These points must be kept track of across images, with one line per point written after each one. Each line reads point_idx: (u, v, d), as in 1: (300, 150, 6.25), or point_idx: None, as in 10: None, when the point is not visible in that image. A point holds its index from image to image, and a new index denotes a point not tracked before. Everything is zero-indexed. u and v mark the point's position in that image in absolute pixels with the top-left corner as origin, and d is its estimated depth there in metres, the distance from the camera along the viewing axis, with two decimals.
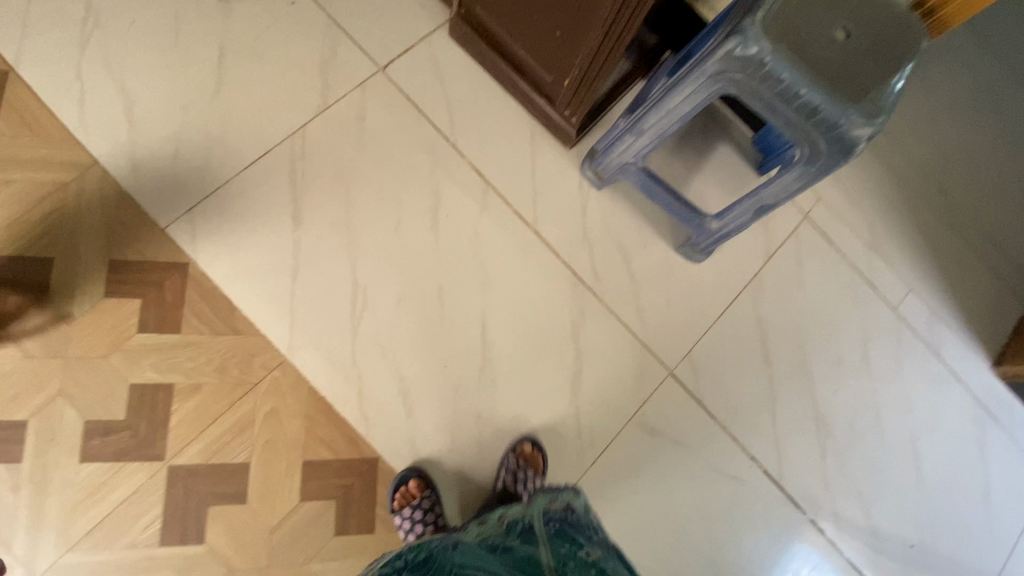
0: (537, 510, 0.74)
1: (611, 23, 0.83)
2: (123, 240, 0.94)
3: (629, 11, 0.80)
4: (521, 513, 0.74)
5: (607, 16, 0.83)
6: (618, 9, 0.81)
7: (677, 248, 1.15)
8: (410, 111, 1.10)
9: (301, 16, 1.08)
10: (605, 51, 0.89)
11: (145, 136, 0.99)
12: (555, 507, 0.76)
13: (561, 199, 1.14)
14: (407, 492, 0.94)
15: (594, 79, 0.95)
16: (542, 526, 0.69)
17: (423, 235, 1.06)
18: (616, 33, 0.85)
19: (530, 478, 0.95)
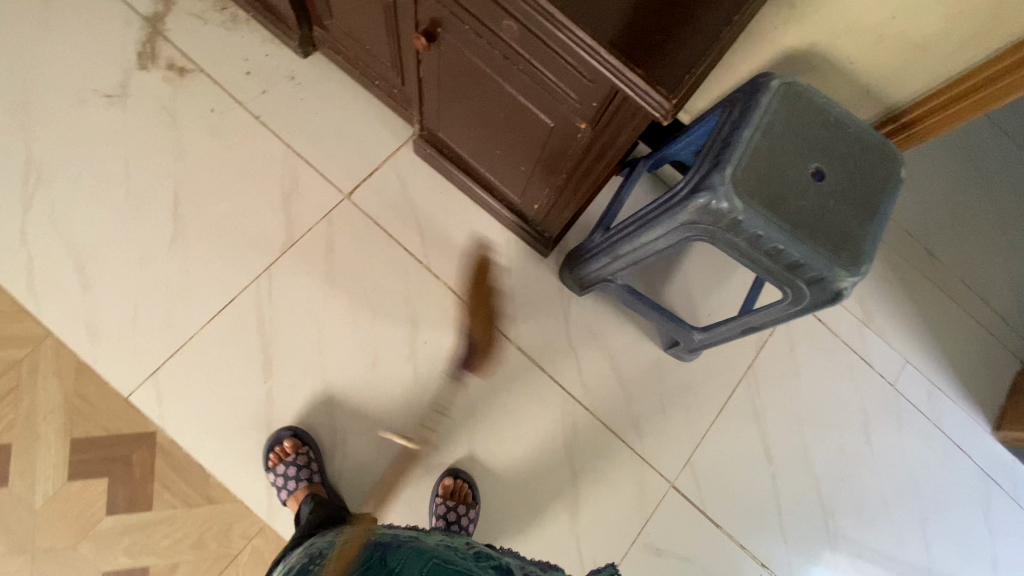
0: (514, 560, 0.69)
1: (572, 177, 0.80)
2: (85, 415, 0.90)
3: (589, 171, 0.77)
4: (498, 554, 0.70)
5: (568, 171, 0.80)
6: (577, 169, 0.78)
7: (665, 349, 1.11)
8: (379, 236, 1.06)
9: (259, 148, 1.05)
10: (570, 193, 0.86)
11: (100, 298, 0.94)
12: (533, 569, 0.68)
13: (542, 310, 1.09)
14: (281, 450, 0.92)
15: (564, 210, 0.92)
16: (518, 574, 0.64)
17: (403, 367, 1.02)
18: (578, 183, 0.81)
19: (464, 511, 0.94)
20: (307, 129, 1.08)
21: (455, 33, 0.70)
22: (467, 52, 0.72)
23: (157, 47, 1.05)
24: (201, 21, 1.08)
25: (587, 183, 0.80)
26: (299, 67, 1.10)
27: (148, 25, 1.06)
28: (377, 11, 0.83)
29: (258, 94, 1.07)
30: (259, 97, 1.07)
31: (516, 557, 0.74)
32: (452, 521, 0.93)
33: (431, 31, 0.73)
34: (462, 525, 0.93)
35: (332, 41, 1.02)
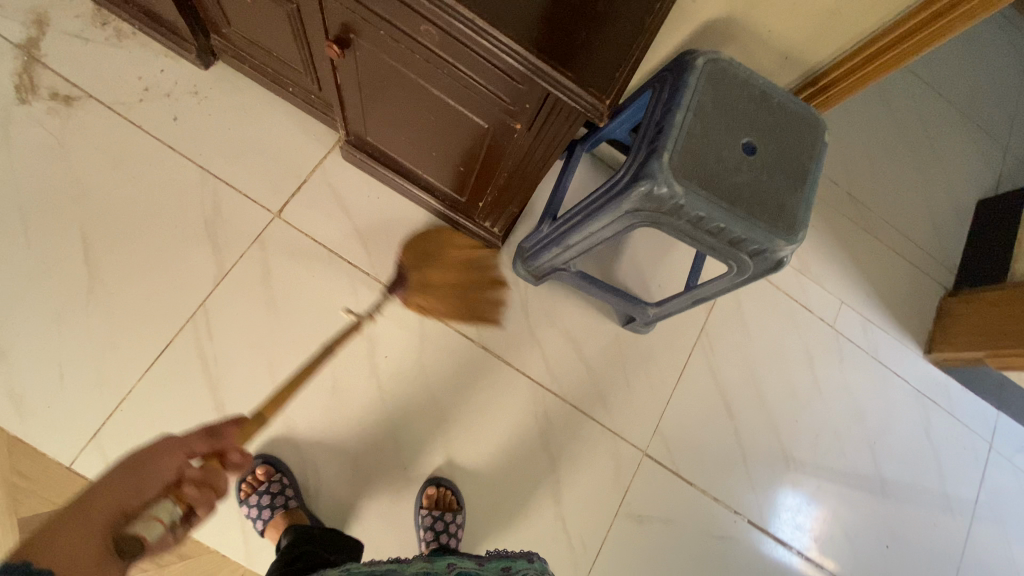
0: None
1: (514, 175, 0.78)
2: (29, 492, 0.84)
3: (529, 170, 0.75)
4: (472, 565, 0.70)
5: (508, 170, 0.78)
6: (517, 168, 0.76)
7: (624, 325, 1.13)
8: (320, 253, 1.01)
9: (170, 175, 0.96)
10: (513, 190, 0.84)
11: (19, 364, 0.86)
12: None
13: (500, 305, 1.09)
14: (253, 480, 0.89)
15: (509, 207, 0.90)
16: None
17: (366, 385, 0.99)
18: (520, 180, 0.80)
19: (451, 518, 0.94)
20: (221, 147, 0.99)
21: (368, 39, 0.66)
22: (384, 58, 0.68)
23: (35, 77, 0.96)
24: (83, 42, 0.98)
25: (528, 180, 0.79)
26: (201, 79, 1.01)
27: (22, 53, 0.96)
28: (280, 18, 0.77)
29: (160, 115, 0.98)
30: (162, 118, 0.98)
31: (498, 564, 0.74)
32: (440, 531, 0.93)
33: (342, 38, 0.69)
34: (452, 532, 0.93)
35: (233, 48, 0.94)
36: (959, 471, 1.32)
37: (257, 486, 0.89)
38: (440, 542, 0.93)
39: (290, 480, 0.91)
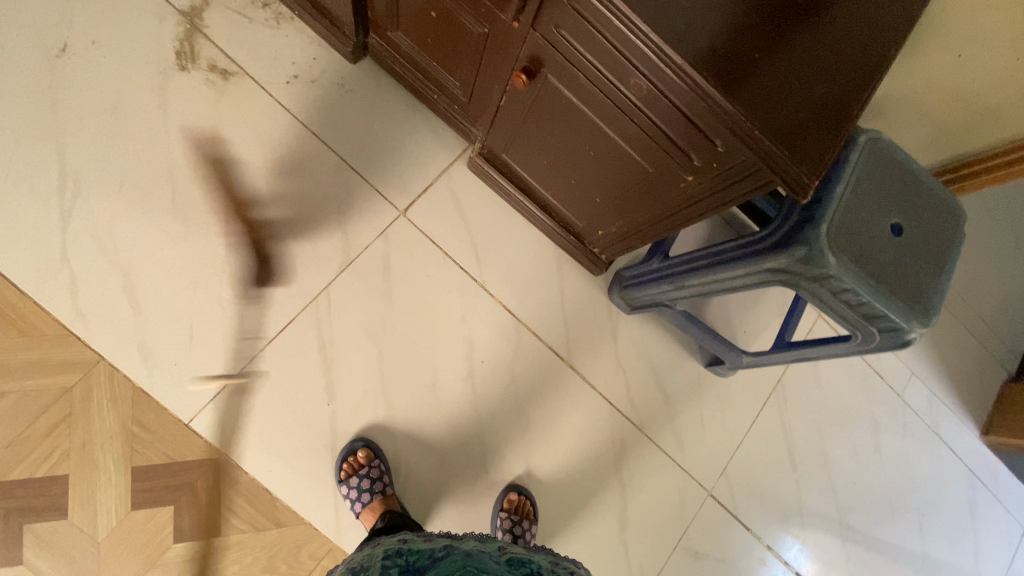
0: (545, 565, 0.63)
1: (661, 218, 0.81)
2: (147, 443, 0.87)
3: (681, 217, 0.78)
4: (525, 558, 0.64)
5: (658, 212, 0.80)
6: (670, 213, 0.79)
7: (706, 366, 1.16)
8: (435, 255, 1.05)
9: (310, 159, 1.00)
10: (648, 229, 0.87)
11: (153, 322, 0.90)
12: None
13: (592, 327, 1.11)
14: (355, 461, 0.93)
15: (634, 241, 0.93)
16: None
17: (461, 388, 1.03)
18: (663, 223, 0.82)
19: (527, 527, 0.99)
20: (358, 140, 1.03)
21: (561, 75, 0.69)
22: (570, 95, 0.71)
23: (195, 45, 0.98)
24: (241, 18, 1.00)
25: (672, 225, 0.81)
26: (348, 72, 1.04)
27: (185, 20, 0.98)
28: (460, 35, 0.80)
29: (306, 101, 1.01)
30: (307, 103, 1.01)
31: (547, 556, 0.67)
32: (517, 537, 0.97)
33: (531, 69, 0.71)
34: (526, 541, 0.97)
35: (390, 50, 0.97)
36: (997, 553, 1.34)
37: (357, 468, 0.93)
38: None
39: (386, 467, 0.95)
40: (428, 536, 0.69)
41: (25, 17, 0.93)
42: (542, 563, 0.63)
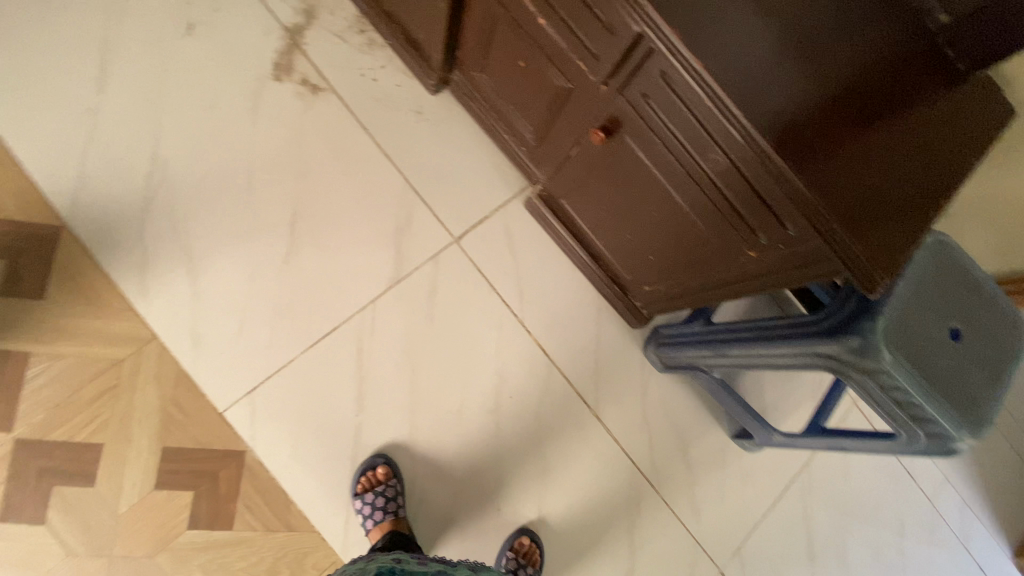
0: None
1: (715, 285, 0.81)
2: (181, 424, 0.90)
3: (736, 288, 0.78)
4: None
5: (713, 279, 0.81)
6: (725, 281, 0.79)
7: (733, 437, 1.12)
8: (480, 285, 1.07)
9: (379, 178, 1.05)
10: (699, 293, 0.86)
11: (207, 310, 0.93)
12: None
13: (625, 380, 1.09)
14: (373, 477, 0.94)
15: (681, 303, 0.92)
16: None
17: (486, 420, 1.03)
18: (715, 291, 0.82)
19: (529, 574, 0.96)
20: (425, 166, 1.07)
21: (639, 137, 0.71)
22: (644, 156, 0.73)
23: (292, 61, 1.05)
24: (338, 40, 1.07)
25: (723, 294, 0.81)
26: (426, 101, 1.10)
27: (287, 37, 1.05)
28: (542, 86, 0.83)
29: (383, 123, 1.07)
30: (384, 125, 1.07)
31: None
32: None
33: (610, 127, 0.74)
34: None
35: (471, 88, 1.03)
36: None
37: (374, 484, 0.93)
38: None
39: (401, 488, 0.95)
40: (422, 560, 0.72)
41: (145, 13, 1.01)
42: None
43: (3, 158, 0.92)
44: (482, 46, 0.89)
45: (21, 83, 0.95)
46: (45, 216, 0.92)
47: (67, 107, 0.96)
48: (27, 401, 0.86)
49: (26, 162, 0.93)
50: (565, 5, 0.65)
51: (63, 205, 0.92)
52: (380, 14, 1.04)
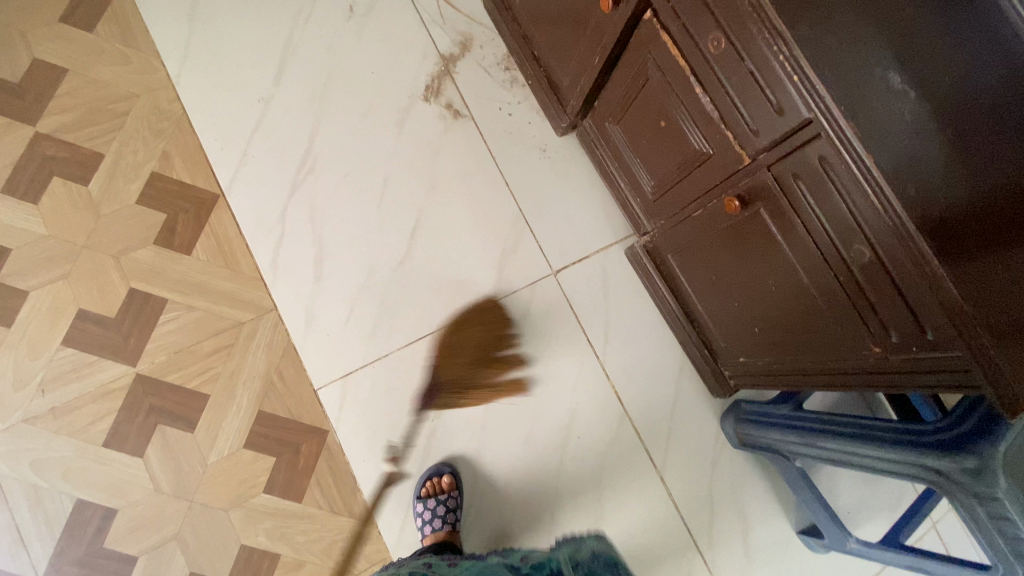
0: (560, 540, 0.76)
1: (829, 370, 0.80)
2: (279, 392, 0.97)
3: (853, 377, 0.77)
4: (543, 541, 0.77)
5: (827, 364, 0.80)
6: (842, 369, 0.78)
7: (797, 531, 1.07)
8: (570, 321, 1.09)
9: (496, 202, 1.11)
10: (804, 375, 0.85)
11: (325, 293, 1.01)
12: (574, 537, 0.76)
13: (695, 446, 1.08)
14: (437, 484, 0.96)
15: (780, 381, 0.91)
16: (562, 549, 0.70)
17: (551, 454, 1.04)
18: (828, 375, 0.81)
19: None
20: (540, 199, 1.13)
21: (778, 213, 0.73)
22: (778, 232, 0.74)
23: (442, 85, 1.14)
24: (486, 73, 1.16)
25: (834, 382, 0.80)
26: (552, 141, 1.16)
27: (442, 62, 1.15)
28: (679, 146, 0.86)
29: (509, 153, 1.14)
30: (510, 156, 1.14)
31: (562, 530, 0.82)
32: None
33: (747, 198, 0.76)
34: None
35: (599, 136, 1.08)
36: None
37: (438, 491, 0.96)
38: None
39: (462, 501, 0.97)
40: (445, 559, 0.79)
41: (325, 19, 1.12)
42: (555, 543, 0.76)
43: (183, 123, 1.02)
44: (626, 100, 0.94)
45: (211, 62, 1.05)
46: (205, 181, 1.01)
47: (244, 90, 1.06)
48: (153, 342, 0.94)
49: (201, 131, 1.03)
50: (732, 79, 0.68)
51: (223, 174, 1.02)
52: (528, 54, 1.11)
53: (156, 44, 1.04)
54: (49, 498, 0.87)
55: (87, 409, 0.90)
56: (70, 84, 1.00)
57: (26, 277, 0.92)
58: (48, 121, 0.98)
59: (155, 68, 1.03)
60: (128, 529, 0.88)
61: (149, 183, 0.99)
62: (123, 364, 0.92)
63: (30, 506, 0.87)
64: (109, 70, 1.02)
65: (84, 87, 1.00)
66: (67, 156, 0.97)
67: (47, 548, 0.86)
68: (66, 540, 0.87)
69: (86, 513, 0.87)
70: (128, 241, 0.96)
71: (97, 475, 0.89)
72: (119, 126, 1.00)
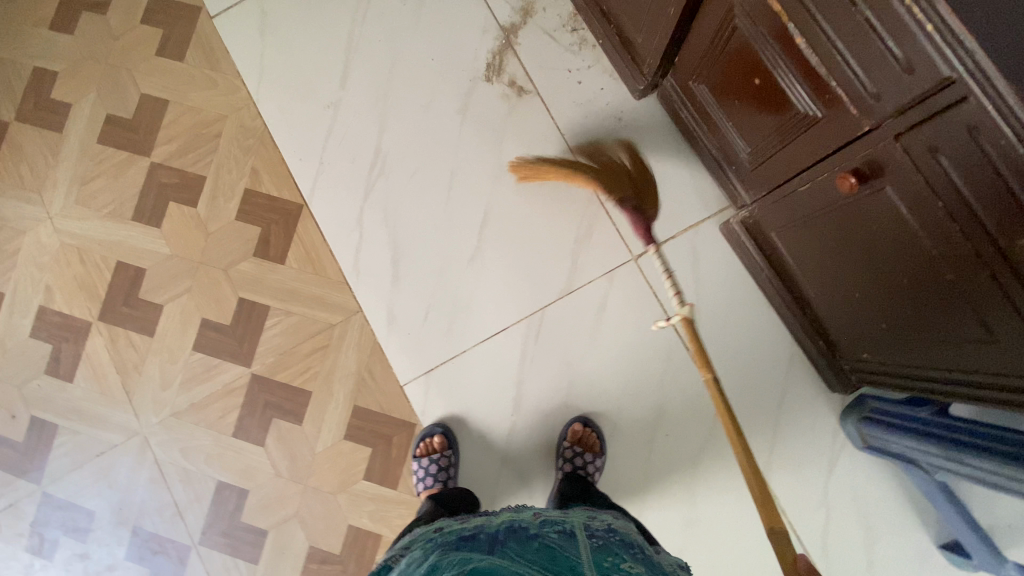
0: (579, 521, 0.73)
1: (996, 376, 0.63)
2: (370, 389, 1.03)
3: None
4: (560, 515, 0.74)
5: (991, 369, 0.63)
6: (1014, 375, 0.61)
7: (939, 547, 0.91)
8: (656, 311, 0.99)
9: (568, 184, 1.03)
10: (957, 376, 0.69)
11: (404, 293, 1.04)
12: (596, 523, 0.73)
13: (807, 446, 0.95)
14: (430, 444, 1.00)
15: (924, 384, 0.75)
16: (583, 537, 0.68)
17: (638, 452, 0.98)
18: (994, 380, 0.65)
19: None
20: None
21: (911, 189, 0.57)
22: (912, 215, 0.59)
23: (504, 60, 1.06)
24: (550, 39, 1.05)
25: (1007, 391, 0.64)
26: (629, 105, 1.02)
27: (503, 36, 1.06)
28: (776, 109, 0.71)
29: (581, 126, 1.03)
30: (582, 129, 1.03)
31: (583, 513, 0.77)
32: None
33: (868, 172, 0.60)
34: (588, 472, 0.94)
35: (682, 94, 0.92)
36: None
37: (432, 450, 0.99)
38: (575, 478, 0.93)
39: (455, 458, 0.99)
40: (467, 518, 0.75)
41: (384, 10, 1.09)
42: (575, 523, 0.71)
43: (266, 138, 1.08)
44: (711, 52, 0.78)
45: (285, 73, 1.09)
46: (290, 192, 1.07)
47: (316, 97, 1.08)
48: (261, 345, 1.04)
49: (281, 144, 1.08)
50: (840, 26, 0.54)
51: (305, 185, 1.07)
52: (595, 10, 0.98)
53: (236, 64, 1.10)
54: (197, 479, 1.03)
55: (215, 405, 1.03)
56: (172, 113, 1.10)
57: (158, 293, 1.06)
58: (159, 150, 1.09)
59: (238, 87, 1.09)
60: (259, 506, 1.02)
61: (244, 200, 1.07)
62: (240, 366, 1.03)
63: (182, 486, 1.03)
64: (201, 95, 1.10)
65: (183, 115, 1.10)
66: (177, 181, 1.08)
67: (199, 521, 1.03)
68: (213, 514, 1.03)
69: (225, 493, 1.03)
70: (233, 254, 1.06)
71: (231, 461, 1.03)
72: (214, 148, 1.08)
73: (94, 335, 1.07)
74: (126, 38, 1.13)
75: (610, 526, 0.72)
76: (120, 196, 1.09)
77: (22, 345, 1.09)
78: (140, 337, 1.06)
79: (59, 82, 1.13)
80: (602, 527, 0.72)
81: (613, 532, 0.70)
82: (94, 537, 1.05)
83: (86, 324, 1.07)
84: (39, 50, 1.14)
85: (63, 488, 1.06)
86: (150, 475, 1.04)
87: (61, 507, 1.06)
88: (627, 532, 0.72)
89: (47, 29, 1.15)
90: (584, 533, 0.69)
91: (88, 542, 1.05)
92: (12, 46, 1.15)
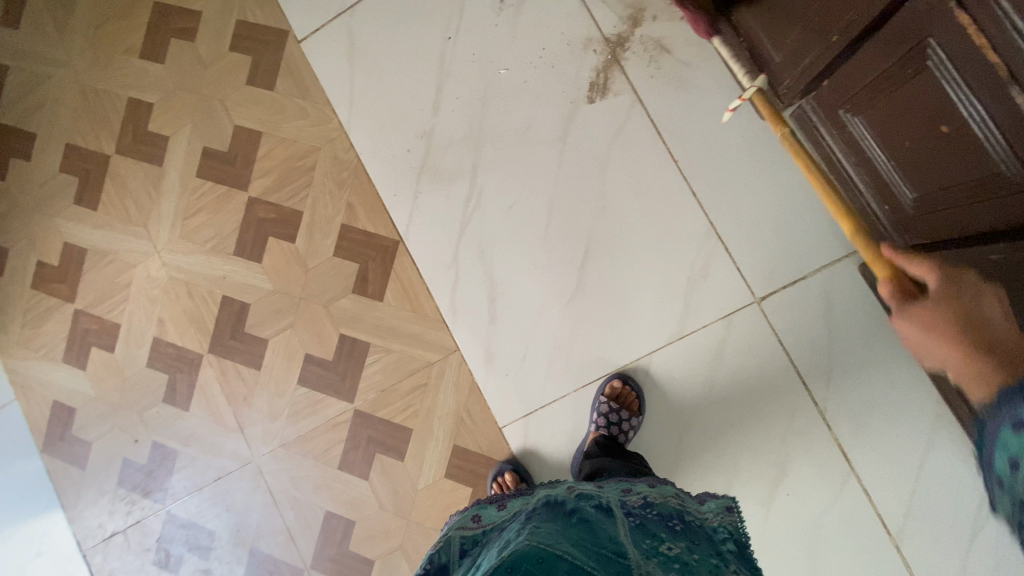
0: (613, 496, 0.65)
1: None
2: (470, 430, 1.02)
3: None
4: (596, 492, 0.66)
5: None
6: None
7: None
8: (778, 359, 0.92)
9: (679, 216, 0.95)
10: None
11: (503, 333, 1.01)
12: (633, 499, 0.65)
13: (944, 512, 0.88)
14: (503, 483, 0.97)
15: None
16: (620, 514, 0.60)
17: (754, 506, 0.93)
18: None
19: None
20: (738, 207, 0.93)
21: None
22: None
23: (610, 78, 0.97)
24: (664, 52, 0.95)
25: None
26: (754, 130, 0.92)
27: (607, 50, 0.96)
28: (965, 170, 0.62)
29: (697, 155, 0.95)
30: (698, 156, 0.95)
31: (616, 488, 0.70)
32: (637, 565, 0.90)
33: None
34: (623, 430, 0.93)
35: (826, 125, 0.81)
36: None
37: (506, 489, 0.96)
38: (609, 433, 0.93)
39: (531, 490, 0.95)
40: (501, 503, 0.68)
41: (475, 29, 1.00)
42: (611, 497, 0.64)
43: (360, 171, 1.05)
44: (873, 90, 0.69)
45: (376, 100, 1.04)
46: (386, 228, 1.04)
47: (408, 125, 1.03)
48: (364, 381, 1.05)
49: (375, 177, 1.05)
50: None
51: (401, 220, 1.04)
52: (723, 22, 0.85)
53: (326, 91, 1.06)
54: (307, 507, 1.07)
55: (322, 438, 1.07)
56: (266, 145, 1.08)
57: (264, 327, 1.09)
58: (255, 184, 1.09)
59: (328, 117, 1.06)
60: (365, 537, 1.05)
61: (341, 235, 1.06)
62: (344, 401, 1.06)
63: (294, 512, 1.08)
64: (292, 126, 1.07)
65: (276, 147, 1.08)
66: (275, 216, 1.08)
67: (311, 546, 1.07)
68: (324, 541, 1.07)
69: (334, 522, 1.06)
70: (332, 290, 1.06)
71: (339, 493, 1.06)
72: (309, 181, 1.07)
73: (206, 367, 1.11)
74: (214, 66, 1.11)
75: (648, 499, 0.65)
76: (222, 230, 1.10)
77: (140, 374, 1.14)
78: (248, 371, 1.09)
79: (155, 113, 1.13)
80: (638, 502, 0.64)
81: (650, 507, 0.63)
82: (216, 555, 1.12)
83: (198, 355, 1.11)
84: (134, 81, 1.14)
85: (185, 508, 1.13)
86: (264, 501, 1.09)
87: (184, 525, 1.13)
88: (665, 503, 0.65)
89: (139, 59, 1.14)
90: (621, 508, 0.61)
91: (210, 559, 1.12)
92: (108, 78, 1.16)
